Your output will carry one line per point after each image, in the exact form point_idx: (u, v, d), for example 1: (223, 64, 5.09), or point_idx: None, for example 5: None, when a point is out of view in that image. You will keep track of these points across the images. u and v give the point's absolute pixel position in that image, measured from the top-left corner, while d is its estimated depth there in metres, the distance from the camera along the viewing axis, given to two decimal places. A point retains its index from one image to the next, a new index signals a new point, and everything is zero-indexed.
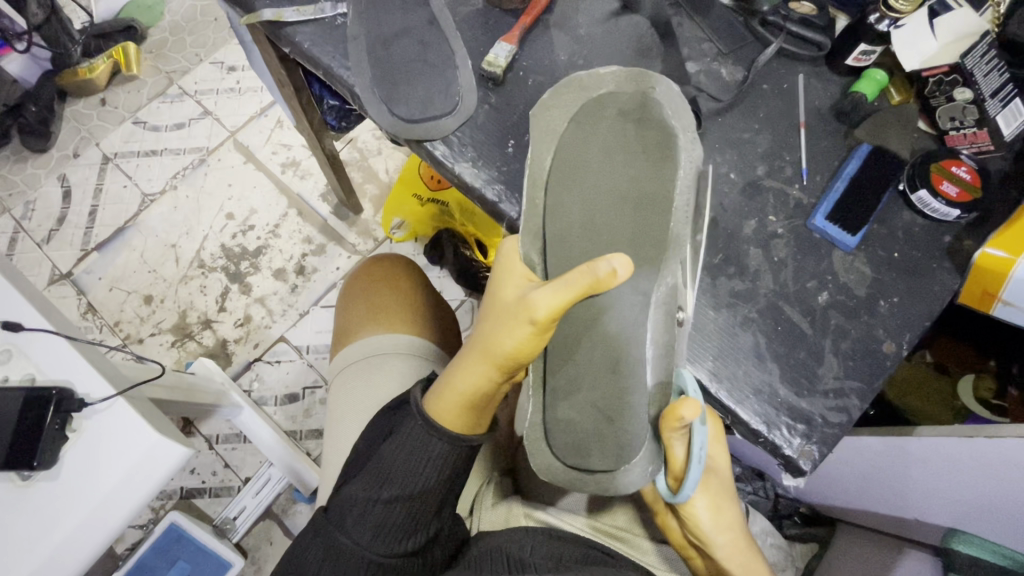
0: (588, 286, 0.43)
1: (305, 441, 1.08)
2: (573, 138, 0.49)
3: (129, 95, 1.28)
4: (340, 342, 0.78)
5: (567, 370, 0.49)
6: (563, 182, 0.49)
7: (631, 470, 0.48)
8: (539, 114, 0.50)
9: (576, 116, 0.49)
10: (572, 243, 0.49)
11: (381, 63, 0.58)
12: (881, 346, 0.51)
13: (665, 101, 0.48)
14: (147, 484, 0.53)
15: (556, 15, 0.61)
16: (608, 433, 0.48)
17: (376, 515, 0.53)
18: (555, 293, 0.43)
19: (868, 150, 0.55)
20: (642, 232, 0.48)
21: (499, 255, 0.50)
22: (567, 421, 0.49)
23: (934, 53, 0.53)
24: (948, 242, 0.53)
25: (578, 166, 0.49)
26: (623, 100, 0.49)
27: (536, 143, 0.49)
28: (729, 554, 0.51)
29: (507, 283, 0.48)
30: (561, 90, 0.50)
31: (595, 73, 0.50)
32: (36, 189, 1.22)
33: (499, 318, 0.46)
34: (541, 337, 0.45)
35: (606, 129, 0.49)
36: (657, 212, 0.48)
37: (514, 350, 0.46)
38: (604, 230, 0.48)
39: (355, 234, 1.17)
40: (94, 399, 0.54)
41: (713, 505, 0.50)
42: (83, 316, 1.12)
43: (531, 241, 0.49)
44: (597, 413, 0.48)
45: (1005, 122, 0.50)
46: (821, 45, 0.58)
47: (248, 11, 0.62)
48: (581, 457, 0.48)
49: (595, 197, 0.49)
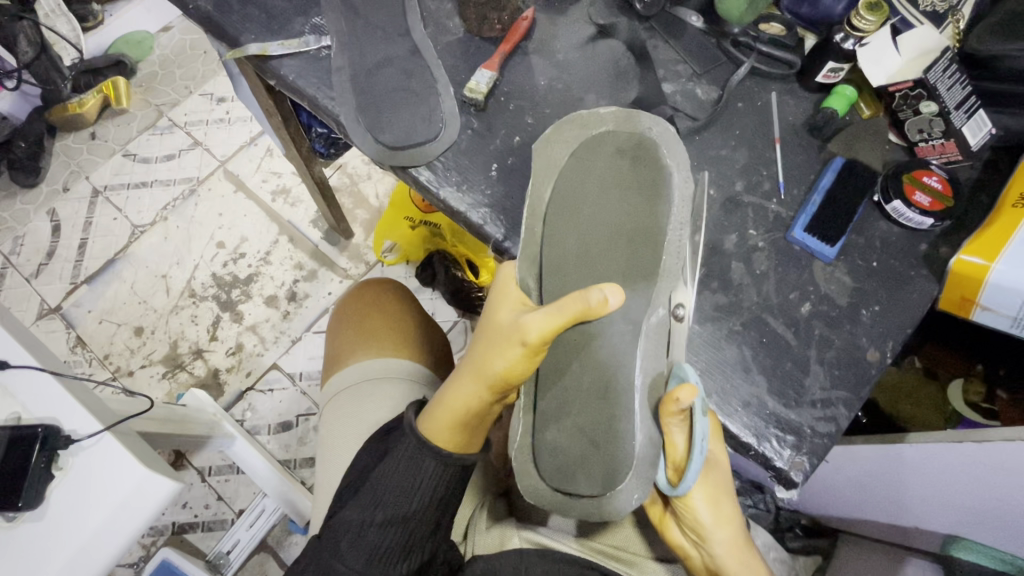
0: (579, 313, 0.43)
1: (299, 470, 1.06)
2: (571, 173, 0.50)
3: (118, 128, 1.29)
4: (331, 367, 0.77)
5: (556, 394, 0.49)
6: (560, 215, 0.50)
7: (619, 495, 0.47)
8: (541, 148, 0.51)
9: (576, 152, 0.50)
10: (566, 272, 0.49)
11: (365, 93, 0.59)
12: (865, 354, 0.52)
13: (660, 141, 0.49)
14: (136, 520, 0.52)
15: (534, 42, 0.62)
16: (594, 458, 0.48)
17: (370, 539, 0.53)
18: (546, 317, 0.44)
19: (841, 163, 0.56)
20: (635, 265, 0.48)
21: (496, 280, 0.50)
22: (554, 445, 0.49)
23: (899, 68, 0.54)
24: (925, 250, 0.54)
25: (575, 200, 0.50)
26: (621, 139, 0.50)
27: (536, 176, 0.50)
28: (727, 551, 0.50)
29: (501, 306, 0.49)
30: (562, 126, 0.51)
31: (596, 113, 0.51)
32: (25, 224, 1.22)
33: (492, 340, 0.47)
34: (531, 360, 0.46)
35: (604, 165, 0.50)
36: (651, 246, 0.48)
37: (505, 371, 0.47)
38: (598, 262, 0.48)
39: (345, 258, 1.18)
40: (80, 435, 0.53)
41: (711, 498, 0.50)
42: (72, 349, 1.11)
43: (527, 267, 0.50)
44: (584, 438, 0.48)
45: (973, 131, 0.52)
46: (791, 64, 0.60)
47: (234, 46, 0.64)
48: (567, 480, 0.48)
49: (592, 230, 0.49)
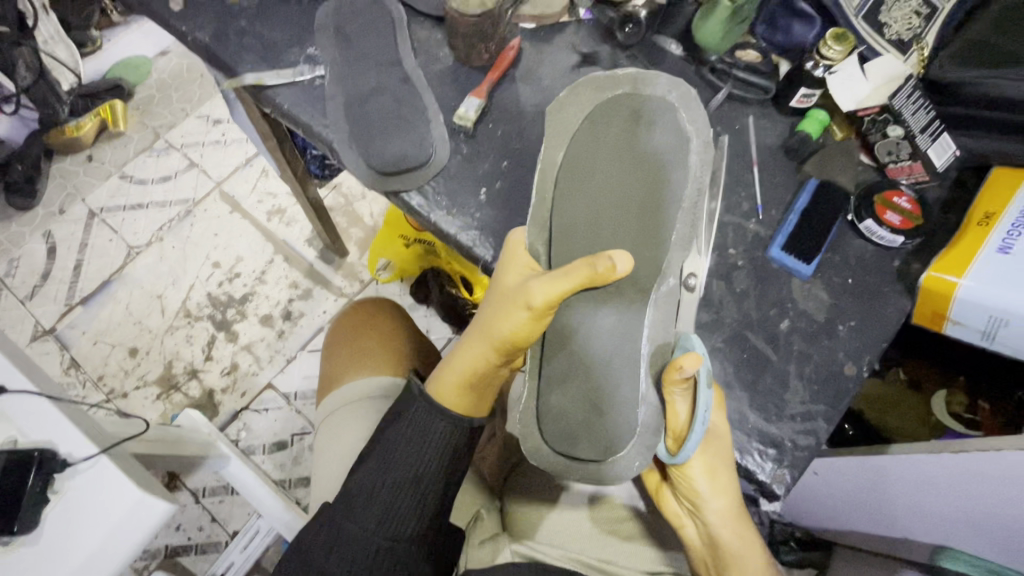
0: (586, 278, 0.45)
1: (294, 490, 1.06)
2: (584, 137, 0.51)
3: (115, 151, 1.31)
4: (326, 387, 0.78)
5: (564, 356, 0.50)
6: (572, 179, 0.50)
7: (619, 462, 0.49)
8: (555, 110, 0.51)
9: (590, 115, 0.51)
10: (577, 237, 0.50)
11: (357, 121, 0.61)
12: (843, 368, 0.54)
13: (681, 104, 0.50)
14: (130, 543, 0.52)
15: (521, 70, 0.65)
16: (597, 423, 0.49)
17: (383, 500, 0.54)
18: (551, 283, 0.45)
19: (816, 184, 0.59)
20: (646, 231, 0.49)
21: (506, 244, 0.51)
22: (558, 408, 0.50)
23: (868, 93, 0.56)
24: (897, 266, 0.56)
25: (588, 165, 0.50)
26: (636, 104, 0.50)
27: (549, 139, 0.51)
28: (720, 520, 0.51)
29: (510, 270, 0.50)
30: (577, 90, 0.51)
31: (612, 75, 0.51)
32: (21, 246, 1.23)
33: (500, 303, 0.48)
34: (537, 323, 0.47)
35: (618, 131, 0.50)
36: (660, 214, 0.49)
37: (511, 334, 0.48)
38: (609, 228, 0.49)
39: (340, 277, 1.19)
40: (76, 459, 0.54)
41: (710, 470, 0.49)
42: (66, 371, 1.12)
43: (537, 232, 0.51)
44: (589, 402, 0.49)
45: (937, 153, 0.56)
46: (767, 89, 0.62)
47: (230, 76, 0.66)
48: (569, 444, 0.50)
49: (603, 195, 0.50)
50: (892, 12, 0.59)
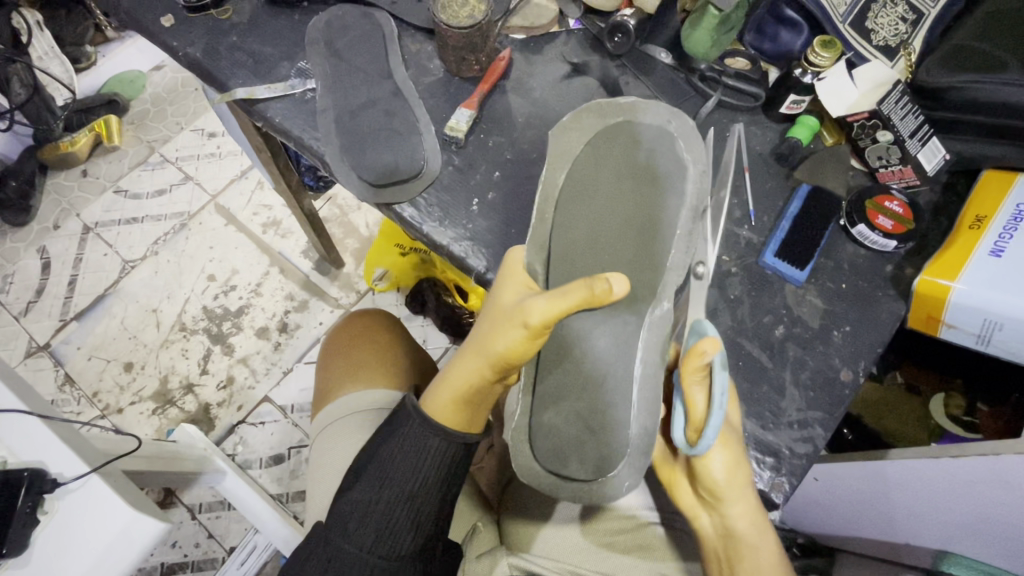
0: (585, 299, 0.44)
1: (291, 504, 1.05)
2: (586, 161, 0.51)
3: (110, 165, 1.31)
4: (321, 401, 0.77)
5: (558, 376, 0.50)
6: (573, 201, 0.50)
7: (609, 483, 0.49)
8: (558, 134, 0.51)
9: (592, 139, 0.51)
10: (574, 259, 0.50)
11: (349, 134, 0.61)
12: (839, 375, 0.53)
13: (680, 134, 0.50)
14: (121, 564, 0.52)
15: (512, 80, 0.65)
16: (588, 442, 0.49)
17: (378, 518, 0.53)
18: (547, 302, 0.44)
19: (807, 190, 0.59)
20: (642, 255, 0.49)
21: (504, 264, 0.51)
22: (551, 426, 0.50)
23: (856, 100, 0.57)
24: (891, 271, 0.56)
25: (589, 188, 0.50)
26: (639, 129, 0.50)
27: (552, 161, 0.51)
28: (740, 512, 0.49)
29: (507, 288, 0.49)
30: (583, 113, 0.51)
31: (617, 102, 0.52)
32: (15, 263, 1.22)
33: (495, 320, 0.48)
34: (533, 342, 0.46)
35: (620, 155, 0.50)
36: (655, 239, 0.49)
37: (506, 352, 0.47)
38: (606, 251, 0.49)
39: (336, 288, 1.19)
40: (67, 478, 0.53)
41: (730, 460, 0.48)
42: (60, 388, 1.11)
43: (536, 251, 0.51)
44: (580, 423, 0.49)
45: (928, 157, 0.57)
46: (756, 96, 0.62)
47: (222, 90, 0.66)
48: (560, 463, 0.49)
49: (602, 218, 0.50)
50: (878, 18, 0.60)
